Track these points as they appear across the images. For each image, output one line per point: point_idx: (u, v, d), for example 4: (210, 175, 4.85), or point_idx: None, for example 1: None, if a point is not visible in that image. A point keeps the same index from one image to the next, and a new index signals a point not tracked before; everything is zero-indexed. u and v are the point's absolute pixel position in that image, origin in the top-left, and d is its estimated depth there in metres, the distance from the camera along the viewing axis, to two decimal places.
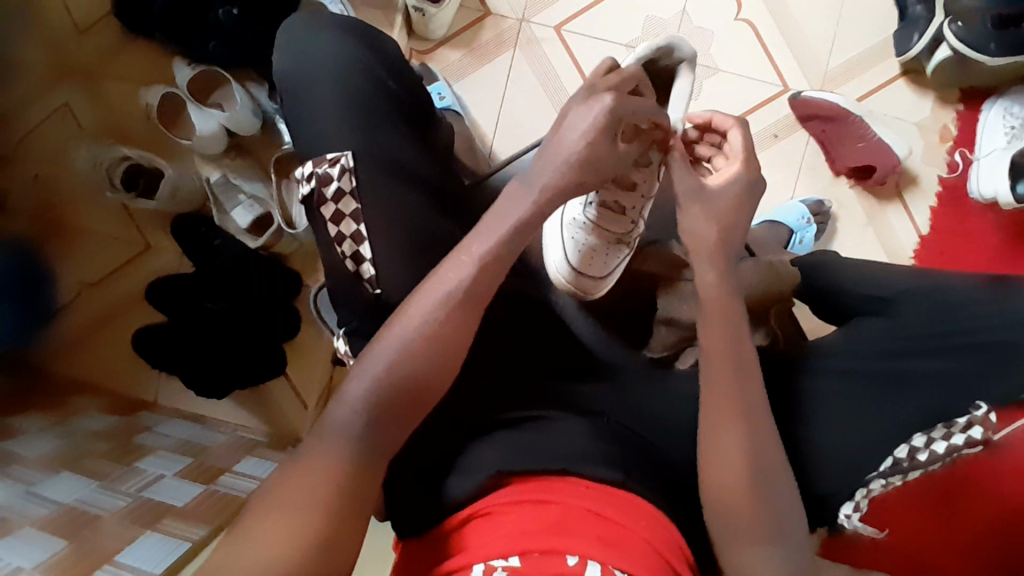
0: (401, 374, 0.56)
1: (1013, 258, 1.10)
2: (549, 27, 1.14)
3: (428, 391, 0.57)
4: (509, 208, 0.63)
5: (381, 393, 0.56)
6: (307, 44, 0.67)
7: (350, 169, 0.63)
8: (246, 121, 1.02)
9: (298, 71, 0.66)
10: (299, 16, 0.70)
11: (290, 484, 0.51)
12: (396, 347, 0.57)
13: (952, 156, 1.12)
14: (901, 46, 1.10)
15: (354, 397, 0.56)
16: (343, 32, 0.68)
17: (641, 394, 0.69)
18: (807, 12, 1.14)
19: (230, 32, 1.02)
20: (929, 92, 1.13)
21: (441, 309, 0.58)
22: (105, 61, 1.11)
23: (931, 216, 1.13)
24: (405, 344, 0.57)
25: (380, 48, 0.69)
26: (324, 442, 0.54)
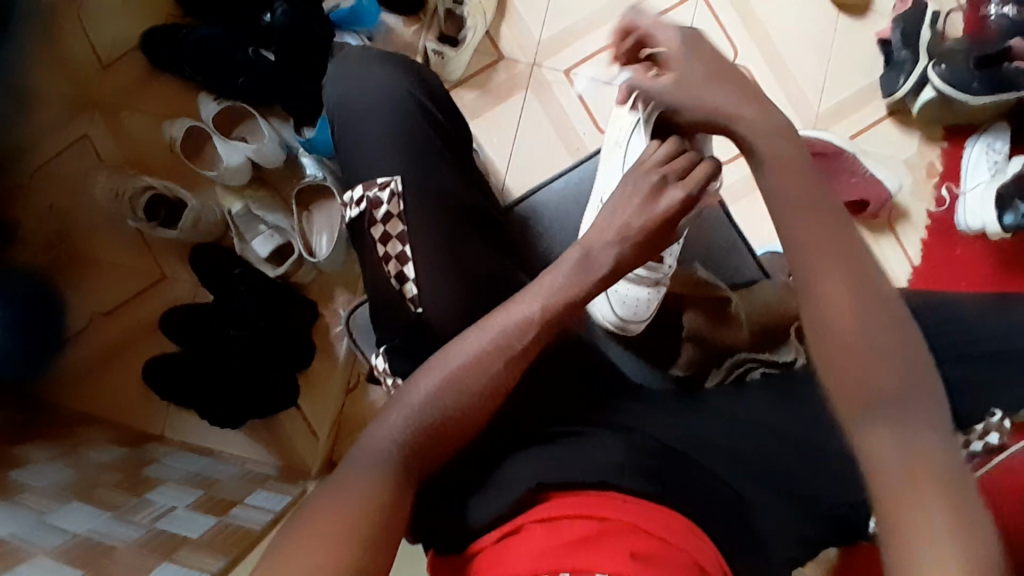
0: (430, 413, 0.57)
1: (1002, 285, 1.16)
2: (558, 71, 1.20)
3: (460, 429, 0.58)
4: (555, 277, 0.63)
5: (415, 426, 0.57)
6: (354, 76, 0.71)
7: (398, 193, 0.66)
8: (271, 154, 1.05)
9: (345, 100, 0.70)
10: (348, 51, 0.74)
11: (326, 513, 0.52)
12: (440, 381, 0.58)
13: (939, 191, 1.19)
14: (888, 88, 1.19)
15: (394, 422, 0.57)
16: (389, 65, 0.72)
17: (673, 408, 0.70)
18: (799, 59, 1.22)
19: (259, 70, 1.06)
20: (915, 131, 1.21)
21: (485, 350, 0.59)
22: (128, 95, 1.14)
23: (922, 247, 1.18)
24: (441, 379, 0.58)
25: (423, 79, 0.73)
26: (372, 466, 0.55)
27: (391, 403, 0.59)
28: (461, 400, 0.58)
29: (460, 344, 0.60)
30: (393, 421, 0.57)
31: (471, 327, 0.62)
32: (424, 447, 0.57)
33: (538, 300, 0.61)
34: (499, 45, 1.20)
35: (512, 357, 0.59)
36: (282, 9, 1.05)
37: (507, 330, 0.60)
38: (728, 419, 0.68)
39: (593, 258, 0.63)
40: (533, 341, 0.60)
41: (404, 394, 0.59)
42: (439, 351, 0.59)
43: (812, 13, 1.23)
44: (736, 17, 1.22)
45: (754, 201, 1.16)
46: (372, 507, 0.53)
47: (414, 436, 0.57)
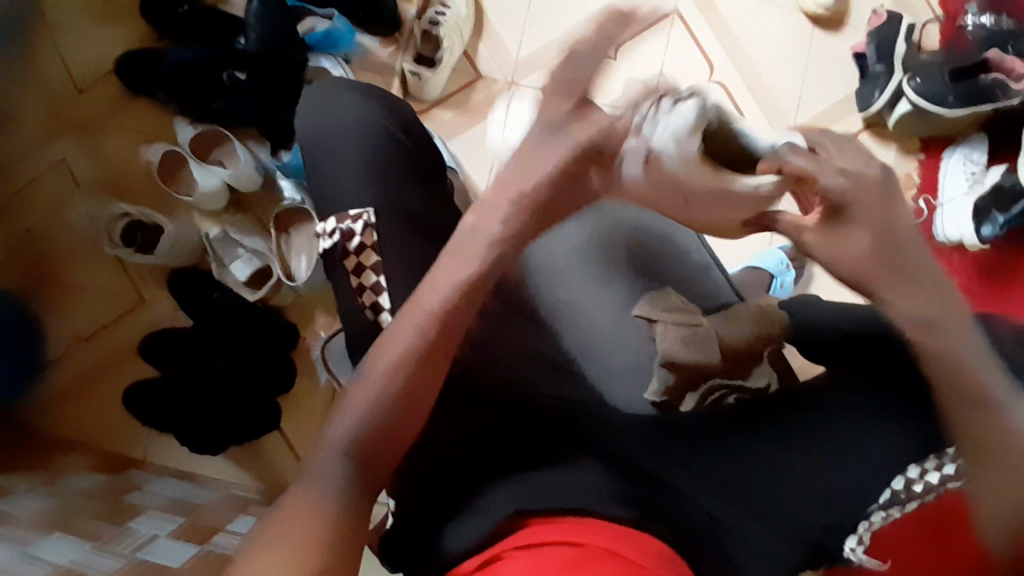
0: (375, 418, 0.54)
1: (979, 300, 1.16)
2: (536, 89, 1.21)
3: (401, 431, 0.55)
4: (468, 248, 0.60)
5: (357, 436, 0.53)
6: (327, 111, 0.71)
7: (371, 225, 0.66)
8: (248, 178, 1.05)
9: (318, 135, 0.71)
10: (324, 82, 0.75)
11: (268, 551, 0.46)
12: (373, 381, 0.55)
13: (918, 202, 1.20)
14: (863, 102, 1.20)
15: (334, 437, 0.53)
16: (362, 99, 0.72)
17: (653, 434, 0.70)
18: (775, 73, 1.23)
19: (237, 93, 1.06)
20: (892, 144, 1.22)
21: (410, 337, 0.56)
22: (103, 117, 1.14)
23: None
24: (380, 382, 0.54)
25: (397, 109, 0.74)
26: (314, 491, 0.50)
27: (331, 420, 0.54)
28: (397, 397, 0.54)
29: (389, 339, 0.56)
30: (336, 440, 0.53)
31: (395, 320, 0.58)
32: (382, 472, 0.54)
33: (457, 271, 0.59)
34: (477, 64, 1.21)
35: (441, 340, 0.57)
36: (254, 36, 1.06)
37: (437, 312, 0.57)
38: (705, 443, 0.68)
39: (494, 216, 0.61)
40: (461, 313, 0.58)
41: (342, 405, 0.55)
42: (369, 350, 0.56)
43: (786, 27, 1.24)
44: (712, 33, 1.23)
45: None
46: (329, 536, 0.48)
47: (369, 449, 0.53)
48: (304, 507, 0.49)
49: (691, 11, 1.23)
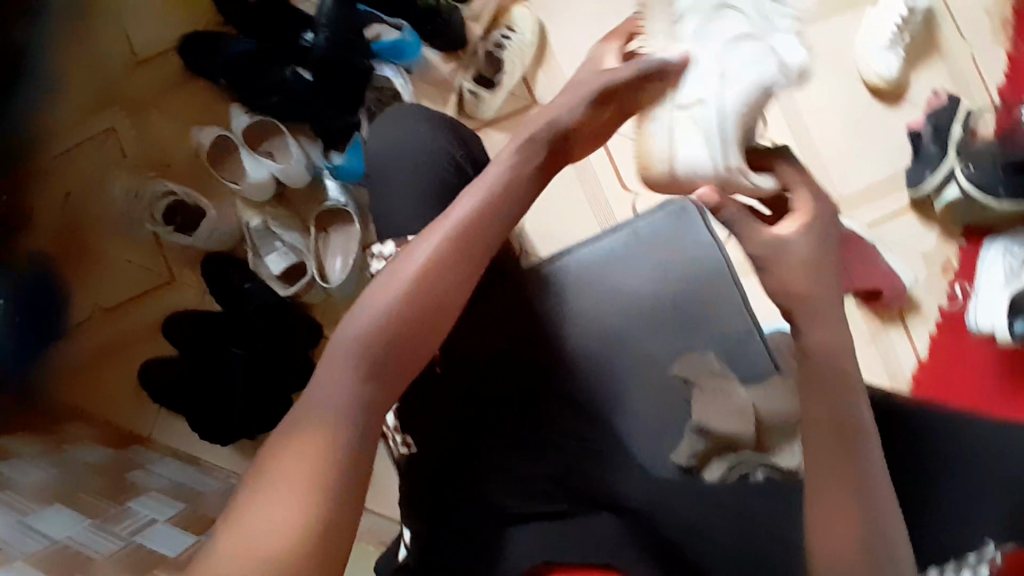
0: (386, 325, 0.53)
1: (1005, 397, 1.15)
2: None
3: (415, 353, 0.55)
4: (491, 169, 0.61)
5: (367, 347, 0.52)
6: (399, 131, 0.72)
7: None
8: (297, 174, 1.05)
9: (387, 152, 0.71)
10: (400, 106, 0.76)
11: (275, 475, 0.46)
12: (391, 295, 0.54)
13: (952, 287, 1.21)
14: (914, 179, 1.20)
15: (342, 348, 0.53)
16: (435, 123, 0.73)
17: (676, 502, 0.67)
18: (826, 140, 1.23)
19: (295, 91, 1.06)
20: (935, 225, 1.22)
21: (430, 253, 0.56)
22: (159, 93, 1.14)
23: (929, 342, 1.20)
24: (398, 289, 0.54)
25: (465, 139, 0.74)
26: (318, 414, 0.49)
27: (343, 328, 0.54)
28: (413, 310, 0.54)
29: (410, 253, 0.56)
30: (346, 351, 0.52)
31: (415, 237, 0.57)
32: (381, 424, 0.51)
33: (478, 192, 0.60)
34: (533, 89, 1.19)
35: (466, 257, 0.57)
36: (323, 36, 1.04)
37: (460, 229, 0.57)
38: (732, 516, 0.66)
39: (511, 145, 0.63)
40: (484, 236, 0.58)
41: (352, 316, 0.54)
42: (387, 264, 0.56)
43: (844, 95, 1.24)
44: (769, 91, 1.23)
45: None
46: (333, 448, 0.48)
47: (381, 363, 0.53)
48: (304, 444, 0.47)
49: None
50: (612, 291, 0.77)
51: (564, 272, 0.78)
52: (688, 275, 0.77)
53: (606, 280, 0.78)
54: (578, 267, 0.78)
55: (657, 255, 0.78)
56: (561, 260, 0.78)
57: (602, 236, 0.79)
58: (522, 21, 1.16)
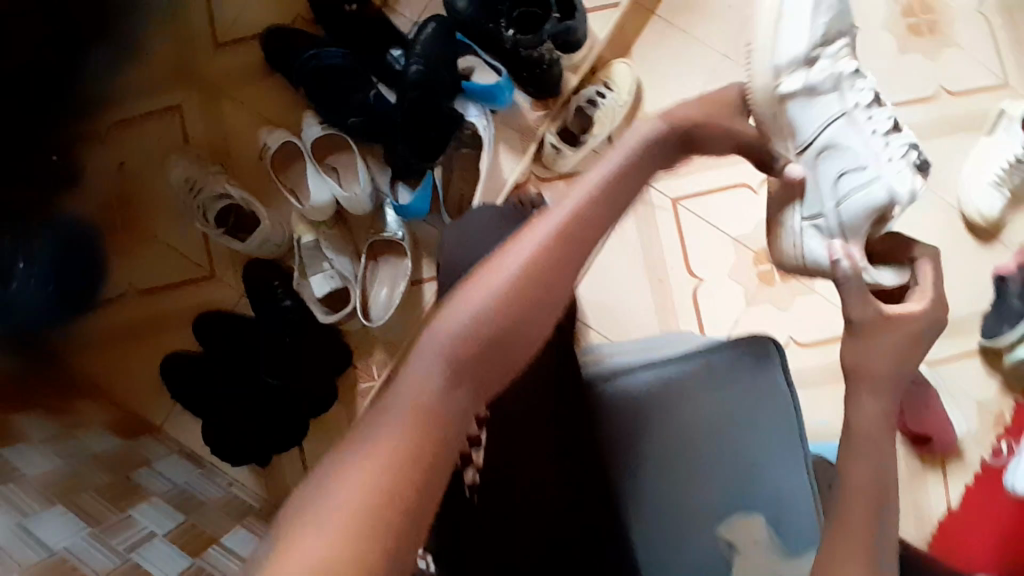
0: (476, 328, 0.52)
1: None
2: (666, 196, 1.16)
3: (501, 359, 0.52)
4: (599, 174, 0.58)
5: (455, 350, 0.51)
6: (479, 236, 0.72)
7: None
8: (359, 200, 1.01)
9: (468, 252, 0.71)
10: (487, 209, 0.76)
11: (352, 479, 0.44)
12: (483, 297, 0.53)
13: (999, 443, 1.15)
14: (990, 329, 1.15)
15: (432, 350, 0.51)
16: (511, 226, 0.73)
17: None
18: None
19: (374, 114, 1.02)
20: (996, 376, 1.16)
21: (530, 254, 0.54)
22: (232, 80, 1.10)
23: (964, 494, 1.15)
24: (488, 296, 0.53)
25: None
26: (401, 414, 0.48)
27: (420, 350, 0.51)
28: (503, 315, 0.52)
29: (508, 254, 0.54)
30: (420, 375, 0.50)
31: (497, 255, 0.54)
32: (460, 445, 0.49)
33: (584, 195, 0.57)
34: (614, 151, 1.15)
35: (547, 279, 0.54)
36: (415, 67, 0.97)
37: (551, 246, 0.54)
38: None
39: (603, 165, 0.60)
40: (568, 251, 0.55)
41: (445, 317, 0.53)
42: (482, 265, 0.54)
43: (935, 223, 1.18)
44: None
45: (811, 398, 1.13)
46: (399, 480, 0.44)
47: (466, 372, 0.51)
48: (385, 445, 0.46)
49: None
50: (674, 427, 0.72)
51: (619, 393, 0.72)
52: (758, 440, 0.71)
53: (668, 411, 0.72)
54: (637, 392, 0.72)
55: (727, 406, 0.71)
56: (615, 380, 0.73)
57: (666, 364, 0.72)
58: (619, 82, 1.11)
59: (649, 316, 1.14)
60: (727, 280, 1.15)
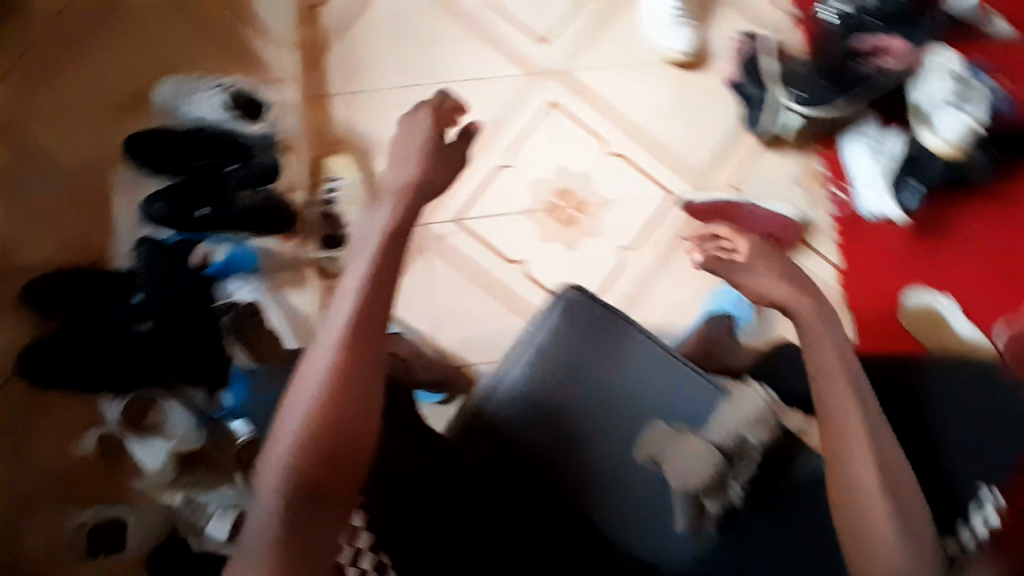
0: (316, 407, 0.64)
1: (969, 293, 1.23)
2: (447, 222, 1.21)
3: (344, 425, 0.64)
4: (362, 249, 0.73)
5: (304, 435, 0.63)
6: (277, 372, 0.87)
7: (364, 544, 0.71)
8: (188, 437, 0.99)
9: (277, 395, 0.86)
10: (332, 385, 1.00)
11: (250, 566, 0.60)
12: (312, 385, 0.65)
13: (831, 192, 1.28)
14: (751, 122, 1.25)
15: (280, 448, 0.63)
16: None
17: None
18: (662, 124, 1.27)
19: (153, 350, 1.00)
20: (789, 151, 1.28)
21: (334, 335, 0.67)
22: (21, 422, 1.04)
23: (837, 248, 1.27)
24: (316, 379, 0.65)
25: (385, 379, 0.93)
26: (269, 511, 0.62)
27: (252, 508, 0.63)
28: (331, 394, 0.64)
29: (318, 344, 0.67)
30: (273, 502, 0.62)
31: (281, 406, 0.65)
32: (314, 500, 0.62)
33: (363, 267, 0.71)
34: None
35: (358, 346, 0.66)
36: (151, 295, 1.02)
37: (319, 377, 0.65)
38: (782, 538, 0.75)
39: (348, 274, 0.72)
40: (353, 350, 0.66)
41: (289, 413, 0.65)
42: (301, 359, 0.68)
43: (660, 80, 1.28)
44: (592, 110, 1.26)
45: (671, 277, 1.23)
46: (289, 549, 0.60)
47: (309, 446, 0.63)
48: (267, 530, 0.61)
49: (563, 97, 1.25)
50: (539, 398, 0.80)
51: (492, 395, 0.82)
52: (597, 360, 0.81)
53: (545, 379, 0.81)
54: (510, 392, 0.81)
55: (543, 364, 0.81)
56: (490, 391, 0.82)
57: (524, 347, 0.82)
58: (343, 167, 1.12)
59: (506, 319, 1.19)
60: (541, 244, 1.22)
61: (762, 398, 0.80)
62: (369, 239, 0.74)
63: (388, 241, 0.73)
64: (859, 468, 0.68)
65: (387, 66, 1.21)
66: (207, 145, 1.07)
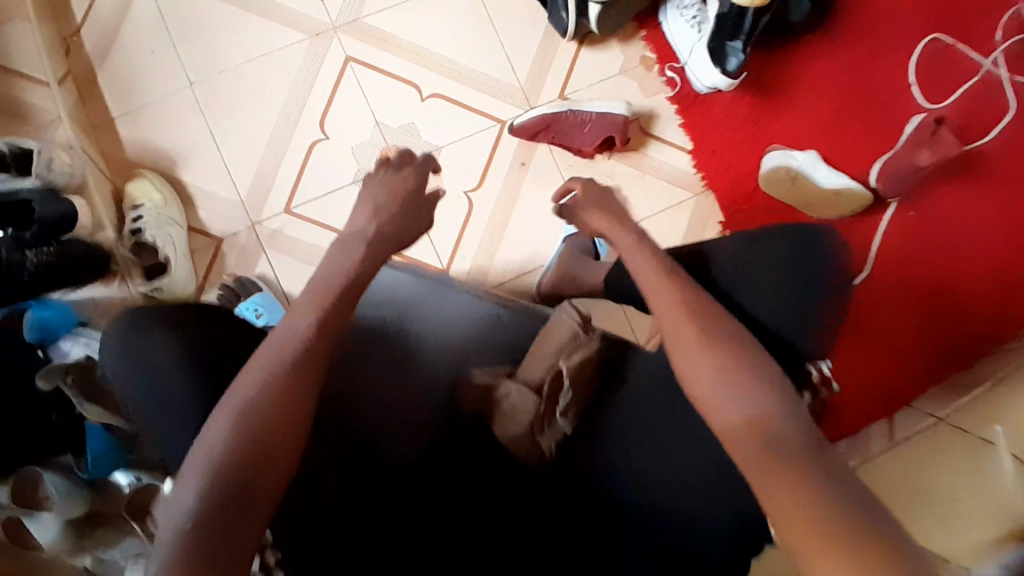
0: (261, 394, 0.57)
1: (817, 137, 1.23)
2: (279, 213, 1.15)
3: (293, 412, 0.57)
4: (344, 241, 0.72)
5: (237, 425, 0.55)
6: (143, 355, 0.62)
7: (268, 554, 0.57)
8: (73, 502, 0.93)
9: (153, 384, 0.62)
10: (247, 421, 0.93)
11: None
12: (259, 372, 0.58)
13: (666, 74, 1.23)
14: (560, 26, 1.17)
15: (212, 442, 0.54)
16: (195, 377, 0.62)
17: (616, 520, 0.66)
18: (470, 54, 1.20)
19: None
20: (608, 45, 1.23)
21: (298, 323, 0.63)
22: None
23: (684, 131, 1.23)
24: (267, 357, 0.59)
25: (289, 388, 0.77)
26: (171, 525, 0.50)
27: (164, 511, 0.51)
28: (279, 376, 0.58)
29: (286, 324, 0.63)
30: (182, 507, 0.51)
31: (205, 425, 0.56)
32: (221, 509, 0.50)
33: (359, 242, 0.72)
34: (208, 232, 1.14)
35: (330, 326, 0.63)
36: None
37: (255, 388, 0.57)
38: (642, 444, 0.69)
39: (302, 301, 0.65)
40: (326, 326, 0.63)
41: (228, 399, 0.57)
42: (270, 333, 0.62)
43: (454, 9, 1.21)
44: (394, 58, 1.19)
45: (524, 206, 1.20)
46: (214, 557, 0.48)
47: (236, 435, 0.54)
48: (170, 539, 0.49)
49: (358, 52, 1.19)
50: (394, 342, 0.77)
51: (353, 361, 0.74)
52: (442, 301, 0.81)
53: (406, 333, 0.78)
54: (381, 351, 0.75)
55: (390, 309, 0.79)
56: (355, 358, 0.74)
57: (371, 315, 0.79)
58: (146, 191, 1.10)
59: None
60: None
61: (566, 318, 0.73)
62: (326, 273, 0.68)
63: (349, 279, 0.68)
64: (721, 365, 0.60)
65: (159, 73, 1.16)
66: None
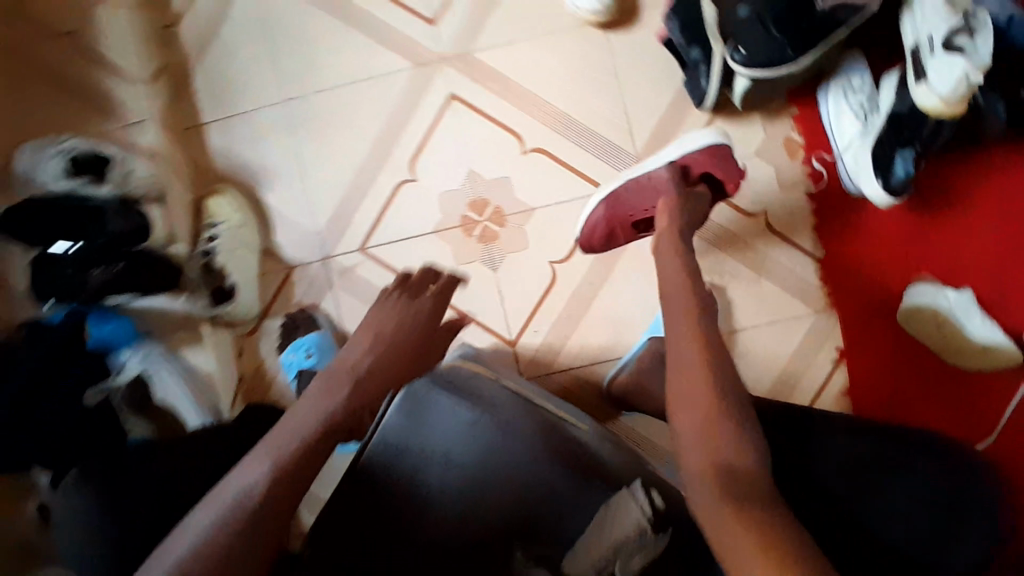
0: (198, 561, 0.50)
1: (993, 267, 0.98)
2: (353, 250, 1.10)
3: None
4: (333, 379, 0.64)
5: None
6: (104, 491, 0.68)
7: None
8: None
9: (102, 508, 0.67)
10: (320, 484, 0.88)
11: None
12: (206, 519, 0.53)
13: (811, 164, 1.04)
14: (696, 91, 1.01)
15: None
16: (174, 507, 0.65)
17: None
18: (583, 107, 1.07)
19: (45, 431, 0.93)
20: (748, 119, 1.05)
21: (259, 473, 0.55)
22: None
23: (818, 235, 1.05)
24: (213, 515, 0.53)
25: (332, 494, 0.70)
26: None
27: None
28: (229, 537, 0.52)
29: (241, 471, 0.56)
30: None
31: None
32: None
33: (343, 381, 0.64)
34: (279, 257, 1.10)
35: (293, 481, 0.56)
36: None
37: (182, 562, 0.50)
38: None
39: (258, 456, 0.58)
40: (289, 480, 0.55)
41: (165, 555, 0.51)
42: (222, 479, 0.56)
43: (575, 54, 1.08)
44: (499, 101, 1.08)
45: (615, 288, 1.06)
46: None
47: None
48: None
49: (464, 87, 1.09)
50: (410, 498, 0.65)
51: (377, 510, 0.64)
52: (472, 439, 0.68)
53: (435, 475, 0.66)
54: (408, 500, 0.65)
55: (418, 444, 0.67)
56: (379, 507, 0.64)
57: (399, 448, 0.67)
58: (226, 209, 1.09)
59: None
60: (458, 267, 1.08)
61: (631, 510, 0.61)
62: (294, 423, 0.60)
63: (314, 442, 0.58)
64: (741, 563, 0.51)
65: (259, 83, 1.12)
66: (59, 213, 0.99)
